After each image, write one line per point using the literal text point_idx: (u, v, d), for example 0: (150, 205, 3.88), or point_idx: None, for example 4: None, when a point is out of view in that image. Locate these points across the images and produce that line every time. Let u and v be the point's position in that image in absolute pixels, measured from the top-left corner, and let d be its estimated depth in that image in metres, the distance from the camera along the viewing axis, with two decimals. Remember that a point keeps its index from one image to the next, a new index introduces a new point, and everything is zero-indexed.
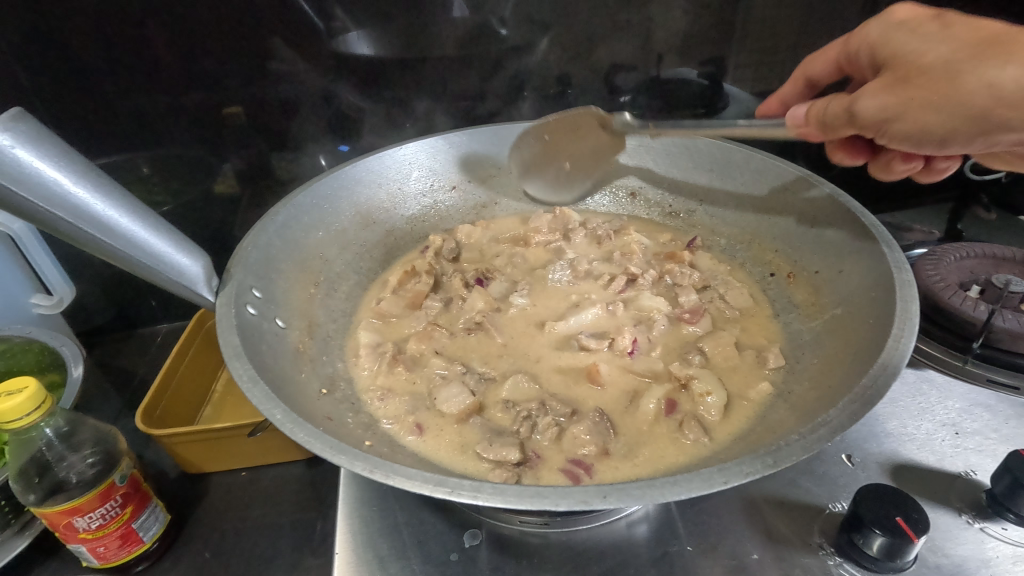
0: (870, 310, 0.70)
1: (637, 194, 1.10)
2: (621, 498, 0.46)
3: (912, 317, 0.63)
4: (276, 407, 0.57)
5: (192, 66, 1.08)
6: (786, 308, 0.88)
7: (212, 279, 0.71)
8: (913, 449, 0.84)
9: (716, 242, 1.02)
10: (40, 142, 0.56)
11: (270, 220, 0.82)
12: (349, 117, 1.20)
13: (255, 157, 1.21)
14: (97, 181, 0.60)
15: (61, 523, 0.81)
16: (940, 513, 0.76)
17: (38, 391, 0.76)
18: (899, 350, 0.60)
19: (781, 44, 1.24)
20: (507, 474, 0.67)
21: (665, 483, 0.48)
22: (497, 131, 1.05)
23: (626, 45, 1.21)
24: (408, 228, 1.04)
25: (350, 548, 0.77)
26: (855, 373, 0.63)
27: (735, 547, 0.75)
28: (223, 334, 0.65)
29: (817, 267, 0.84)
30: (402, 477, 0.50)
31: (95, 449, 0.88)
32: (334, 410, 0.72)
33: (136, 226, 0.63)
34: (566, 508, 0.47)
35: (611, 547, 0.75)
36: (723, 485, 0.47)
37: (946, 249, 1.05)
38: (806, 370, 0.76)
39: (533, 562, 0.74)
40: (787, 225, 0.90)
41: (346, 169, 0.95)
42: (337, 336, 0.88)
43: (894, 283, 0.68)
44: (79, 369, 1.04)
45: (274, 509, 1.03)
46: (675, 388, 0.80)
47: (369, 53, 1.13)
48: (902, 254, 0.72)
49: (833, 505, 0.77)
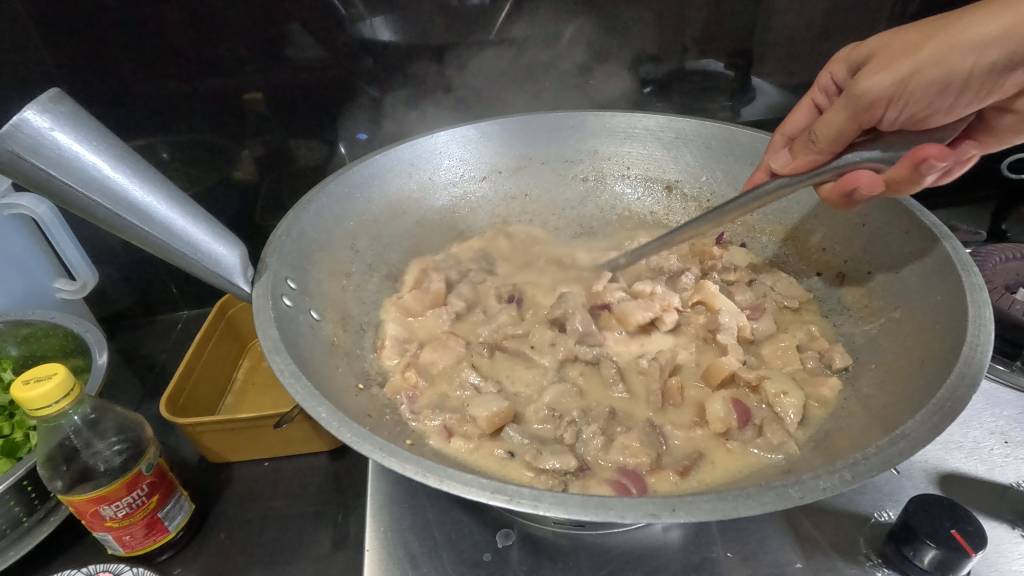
0: (935, 313, 0.68)
1: (673, 188, 1.05)
2: (692, 512, 0.47)
3: (986, 322, 0.61)
4: (320, 405, 0.56)
5: (214, 50, 1.06)
6: (834, 309, 0.84)
7: (248, 269, 0.69)
8: (961, 458, 0.80)
9: (756, 240, 0.97)
10: (79, 124, 0.54)
11: (302, 208, 0.80)
12: (370, 104, 1.17)
13: (276, 144, 1.19)
14: (135, 165, 0.58)
15: (88, 511, 0.80)
16: (992, 526, 0.73)
17: (67, 378, 0.75)
18: (974, 359, 0.57)
19: (814, 35, 1.19)
20: (552, 482, 0.65)
21: (737, 497, 0.48)
22: (529, 121, 1.02)
23: (654, 33, 1.17)
24: (440, 218, 1.02)
25: (380, 545, 0.76)
26: (924, 382, 0.61)
27: (777, 556, 0.71)
28: (262, 326, 0.64)
29: (871, 268, 0.81)
30: (456, 483, 0.49)
31: (120, 437, 0.86)
32: (368, 406, 0.70)
33: (173, 213, 0.61)
34: (632, 521, 0.46)
35: (648, 552, 0.73)
36: (801, 501, 0.47)
37: (992, 249, 1.00)
38: (860, 375, 0.73)
39: (567, 565, 0.72)
40: (835, 222, 0.87)
41: (376, 158, 0.93)
42: (369, 329, 0.85)
43: (963, 287, 0.65)
44: (104, 356, 1.01)
45: (296, 500, 1.01)
46: (744, 391, 0.75)
47: (391, 40, 1.10)
48: (968, 255, 0.69)
49: (878, 514, 0.74)
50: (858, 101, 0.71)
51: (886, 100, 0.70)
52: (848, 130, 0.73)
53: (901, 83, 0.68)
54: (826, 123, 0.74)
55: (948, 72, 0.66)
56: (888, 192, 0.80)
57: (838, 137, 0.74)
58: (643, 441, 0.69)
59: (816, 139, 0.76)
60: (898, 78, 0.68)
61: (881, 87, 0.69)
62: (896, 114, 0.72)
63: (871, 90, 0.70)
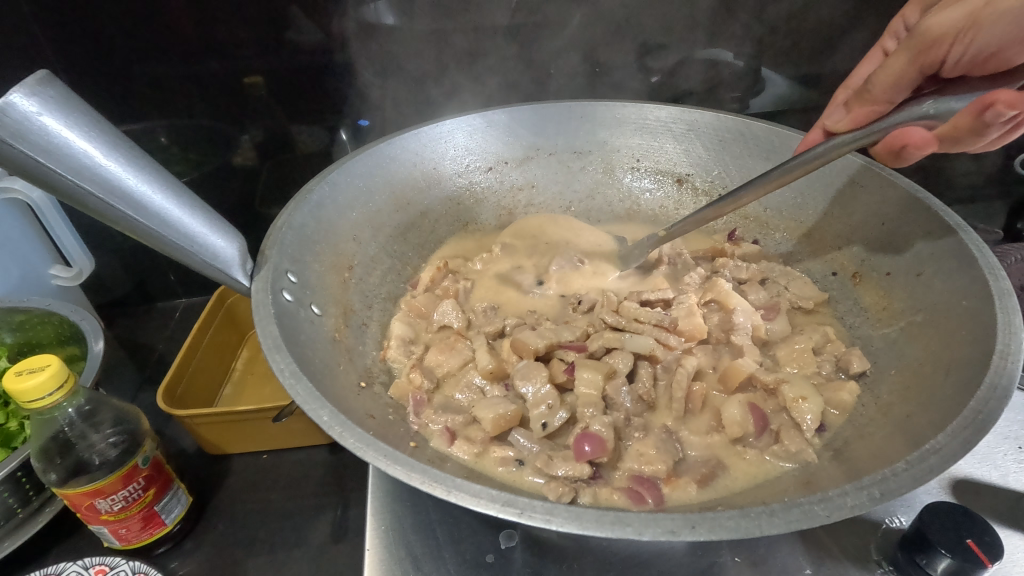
0: (960, 318, 0.65)
1: (684, 181, 1.02)
2: (714, 530, 0.45)
3: (1017, 329, 0.59)
4: (322, 409, 0.54)
5: (214, 32, 1.03)
6: (850, 311, 0.82)
7: (247, 262, 0.67)
8: (973, 463, 0.78)
9: (770, 237, 0.95)
10: (69, 108, 0.51)
11: (304, 198, 0.77)
12: (371, 92, 1.14)
13: (277, 130, 1.16)
14: (128, 153, 0.55)
15: (84, 504, 0.78)
16: (1006, 533, 0.71)
17: (61, 370, 0.73)
18: (1005, 368, 0.55)
19: (831, 24, 1.15)
20: (562, 490, 0.62)
21: (760, 514, 0.46)
22: (538, 111, 0.99)
23: (664, 22, 1.13)
24: (444, 210, 0.99)
25: (381, 545, 0.74)
26: (947, 393, 0.59)
27: (786, 561, 0.70)
28: (260, 323, 0.62)
29: (889, 268, 0.79)
30: (466, 494, 0.48)
31: (116, 429, 0.85)
32: (372, 405, 0.68)
33: (169, 203, 0.59)
34: (649, 538, 0.45)
35: (655, 556, 0.71)
36: (826, 518, 0.45)
37: (1007, 248, 0.98)
38: (879, 381, 0.71)
39: (572, 567, 0.70)
40: (851, 221, 0.85)
41: (379, 147, 0.90)
42: (372, 323, 0.83)
43: (991, 291, 0.63)
44: (99, 344, 0.99)
45: (296, 492, 1.00)
46: (761, 394, 0.73)
47: (395, 24, 1.07)
48: (995, 258, 0.67)
49: (890, 520, 0.72)
50: (925, 39, 0.68)
51: (952, 37, 0.67)
52: (904, 81, 0.73)
53: (975, 14, 0.65)
54: (888, 71, 0.73)
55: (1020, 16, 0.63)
56: (908, 190, 0.78)
57: (897, 84, 0.73)
58: (656, 445, 0.66)
59: (872, 88, 0.76)
60: (969, 13, 0.65)
61: (947, 22, 0.67)
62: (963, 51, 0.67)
63: (941, 23, 0.67)
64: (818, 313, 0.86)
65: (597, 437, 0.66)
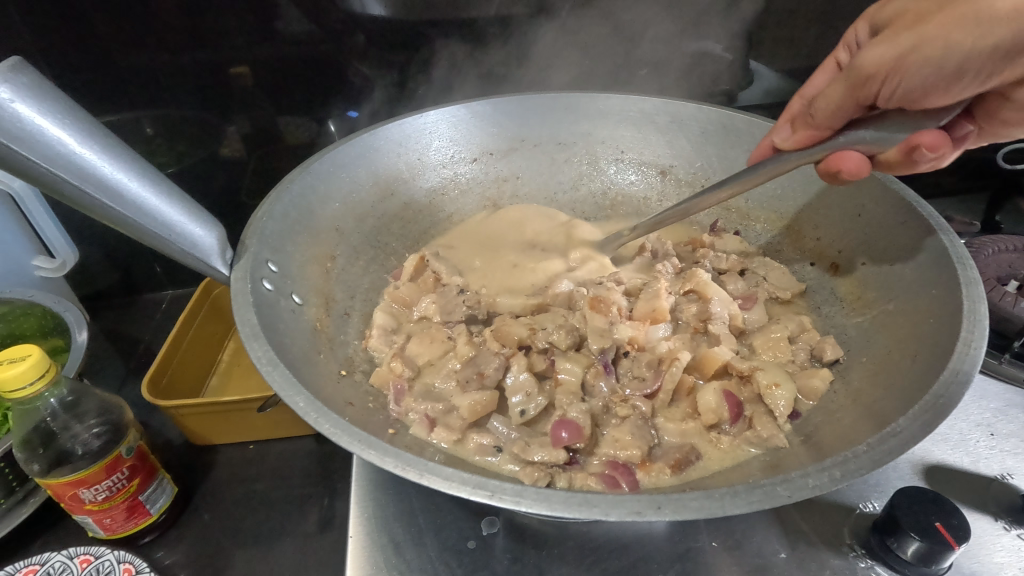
0: (928, 307, 0.67)
1: (668, 172, 1.03)
2: (678, 510, 0.46)
3: (982, 317, 0.60)
4: (298, 395, 0.55)
5: (198, 21, 1.02)
6: (826, 300, 0.84)
7: (226, 251, 0.67)
8: (946, 449, 0.80)
9: (750, 228, 0.97)
10: (42, 95, 0.51)
11: (285, 188, 0.78)
12: (357, 84, 1.14)
13: (263, 120, 1.15)
14: (104, 141, 0.55)
15: (67, 494, 0.78)
16: (976, 518, 0.73)
17: (42, 360, 0.73)
18: (970, 355, 0.57)
19: (817, 18, 1.16)
20: (537, 475, 0.62)
21: (725, 495, 0.47)
22: (522, 102, 1.00)
23: (652, 14, 1.13)
24: (429, 200, 1.00)
25: (364, 533, 0.75)
26: (913, 377, 0.61)
27: (762, 546, 0.71)
28: (239, 311, 0.62)
29: (863, 258, 0.80)
30: (436, 477, 0.48)
31: (100, 419, 0.84)
32: (352, 394, 0.69)
33: (146, 192, 0.59)
34: (618, 518, 0.46)
35: (633, 541, 0.72)
36: (791, 500, 0.46)
37: (985, 241, 1.00)
38: (851, 368, 0.72)
39: (552, 553, 0.71)
40: (829, 211, 0.86)
41: (363, 138, 0.90)
42: (355, 314, 0.83)
43: (959, 280, 0.65)
44: (83, 334, 0.99)
45: (282, 482, 1.00)
46: (735, 382, 0.74)
47: (382, 13, 1.06)
48: (964, 248, 0.68)
49: (864, 505, 0.74)
50: (856, 75, 0.70)
51: (881, 75, 0.68)
52: (844, 109, 0.73)
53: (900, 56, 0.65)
54: (821, 103, 0.74)
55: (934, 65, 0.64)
56: (886, 181, 0.79)
57: (835, 112, 0.74)
58: (634, 431, 0.68)
59: (815, 114, 0.76)
60: (899, 51, 0.66)
61: (877, 59, 0.67)
62: (894, 88, 0.68)
63: (872, 61, 0.68)
64: (794, 302, 0.87)
65: (575, 424, 0.67)
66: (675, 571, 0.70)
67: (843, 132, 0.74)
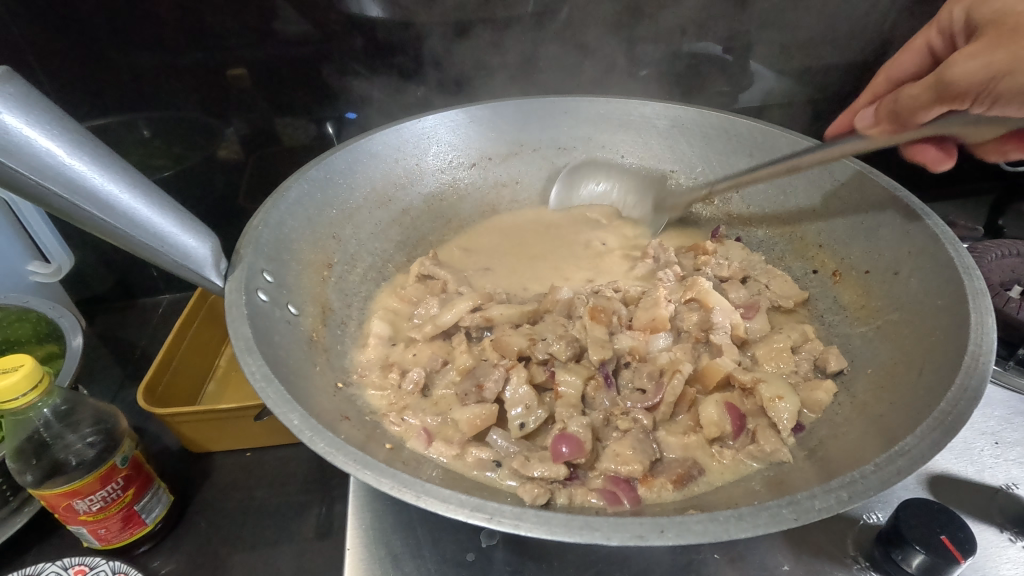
0: (935, 318, 0.66)
1: (667, 177, 1.02)
2: (681, 534, 0.45)
3: (989, 330, 0.59)
4: (292, 412, 0.54)
5: (193, 23, 1.01)
6: (829, 308, 0.83)
7: (221, 262, 0.66)
8: (951, 459, 0.79)
9: (752, 234, 0.96)
10: (31, 106, 0.50)
11: (281, 195, 0.77)
12: (355, 86, 1.12)
13: (260, 123, 1.14)
14: (94, 152, 0.54)
15: (61, 505, 0.77)
16: (980, 528, 0.72)
17: (34, 369, 0.72)
18: (978, 369, 0.56)
19: (818, 19, 1.15)
20: (538, 491, 0.61)
21: (728, 518, 0.47)
22: (521, 106, 0.99)
23: (651, 15, 1.12)
24: (427, 205, 0.99)
25: (361, 544, 0.74)
26: (921, 390, 0.60)
27: (765, 558, 0.70)
28: (233, 324, 0.61)
29: (868, 267, 0.79)
30: (433, 499, 0.47)
31: (94, 428, 0.83)
32: (349, 405, 0.68)
33: (138, 203, 0.58)
34: (618, 542, 0.45)
35: (634, 553, 0.71)
36: (796, 523, 0.45)
37: (988, 246, 0.99)
38: (856, 379, 0.71)
39: (552, 566, 0.70)
40: (832, 218, 0.85)
41: (361, 143, 0.89)
42: (352, 323, 0.82)
43: (965, 290, 0.63)
44: (78, 340, 0.99)
45: (279, 490, 0.99)
46: (738, 393, 0.73)
47: (379, 15, 1.05)
48: (970, 258, 0.67)
49: (868, 516, 0.73)
50: (943, 83, 0.68)
51: (974, 90, 0.66)
52: (925, 105, 0.71)
53: (996, 70, 0.64)
54: (907, 96, 0.72)
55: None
56: (889, 189, 0.78)
57: (914, 109, 0.72)
58: (636, 445, 0.67)
59: (898, 107, 0.74)
60: (988, 69, 0.65)
61: (968, 76, 0.66)
62: (986, 102, 0.67)
63: (964, 76, 0.66)
64: (797, 311, 0.86)
65: (576, 438, 0.66)
66: None
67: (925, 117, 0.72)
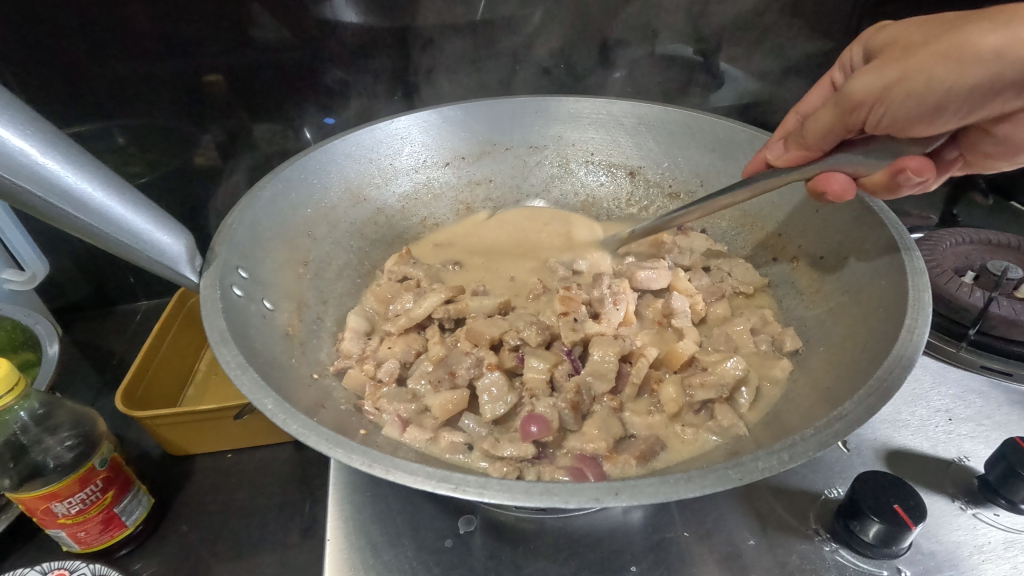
0: (879, 297, 0.70)
1: (636, 173, 1.06)
2: (635, 495, 0.48)
3: (926, 304, 0.63)
4: (266, 397, 0.55)
5: (168, 32, 1.02)
6: (788, 293, 0.86)
7: (195, 258, 0.67)
8: (908, 435, 0.82)
9: (716, 226, 1.00)
10: (2, 106, 0.51)
11: (255, 195, 0.78)
12: (336, 90, 1.14)
13: (238, 128, 1.15)
14: (66, 150, 0.55)
15: (39, 508, 0.78)
16: (934, 499, 0.76)
17: (10, 373, 0.72)
18: (913, 340, 0.60)
19: (782, 22, 1.19)
20: (507, 470, 0.65)
21: (679, 480, 0.49)
22: (491, 107, 1.01)
23: (622, 18, 1.16)
24: (400, 206, 1.01)
25: (341, 535, 0.75)
26: (867, 361, 0.63)
27: (731, 533, 0.73)
28: (208, 317, 0.62)
29: (823, 252, 0.83)
30: (401, 472, 0.49)
31: (73, 432, 0.84)
32: (325, 397, 0.70)
33: (111, 201, 0.59)
34: (575, 505, 0.48)
35: (608, 534, 0.74)
36: (740, 482, 0.48)
37: (942, 234, 1.04)
38: (809, 357, 0.75)
39: (528, 549, 0.73)
40: (790, 207, 0.89)
41: (334, 144, 0.91)
42: (329, 319, 0.84)
43: (906, 270, 0.67)
44: (55, 348, 1.00)
45: (262, 489, 1.00)
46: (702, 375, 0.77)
47: (356, 21, 1.07)
48: (911, 238, 0.71)
49: (828, 491, 0.76)
50: (848, 115, 0.69)
51: (869, 102, 0.66)
52: (835, 132, 0.71)
53: (887, 87, 0.64)
54: (815, 117, 0.72)
55: (918, 99, 0.63)
56: None
57: (828, 132, 0.71)
58: (601, 425, 0.70)
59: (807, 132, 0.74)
60: (885, 81, 0.64)
61: (864, 88, 0.66)
62: (881, 116, 0.66)
63: (863, 86, 0.66)
64: (759, 295, 0.90)
65: (543, 417, 0.69)
66: (649, 562, 0.71)
67: (832, 156, 0.72)
